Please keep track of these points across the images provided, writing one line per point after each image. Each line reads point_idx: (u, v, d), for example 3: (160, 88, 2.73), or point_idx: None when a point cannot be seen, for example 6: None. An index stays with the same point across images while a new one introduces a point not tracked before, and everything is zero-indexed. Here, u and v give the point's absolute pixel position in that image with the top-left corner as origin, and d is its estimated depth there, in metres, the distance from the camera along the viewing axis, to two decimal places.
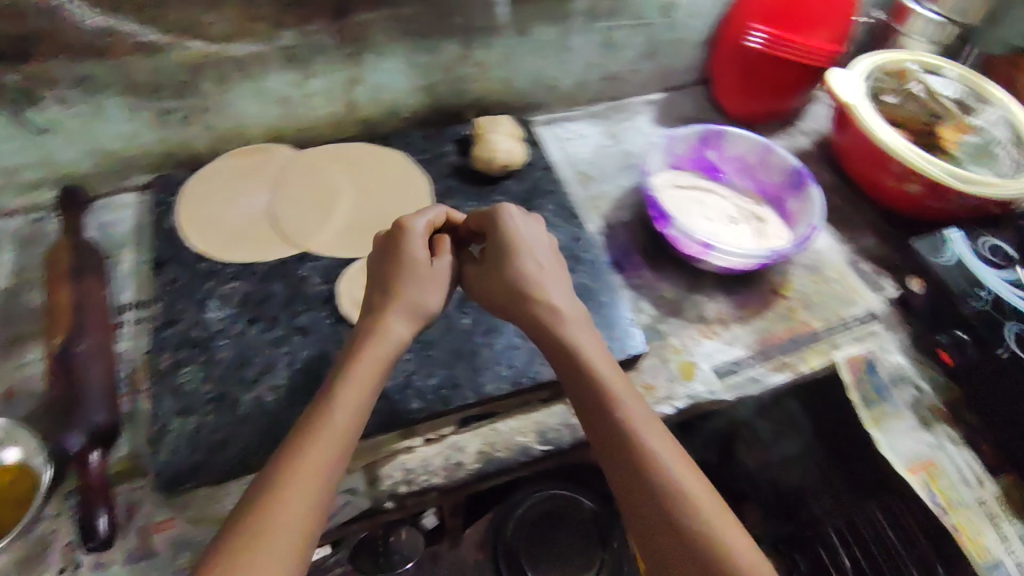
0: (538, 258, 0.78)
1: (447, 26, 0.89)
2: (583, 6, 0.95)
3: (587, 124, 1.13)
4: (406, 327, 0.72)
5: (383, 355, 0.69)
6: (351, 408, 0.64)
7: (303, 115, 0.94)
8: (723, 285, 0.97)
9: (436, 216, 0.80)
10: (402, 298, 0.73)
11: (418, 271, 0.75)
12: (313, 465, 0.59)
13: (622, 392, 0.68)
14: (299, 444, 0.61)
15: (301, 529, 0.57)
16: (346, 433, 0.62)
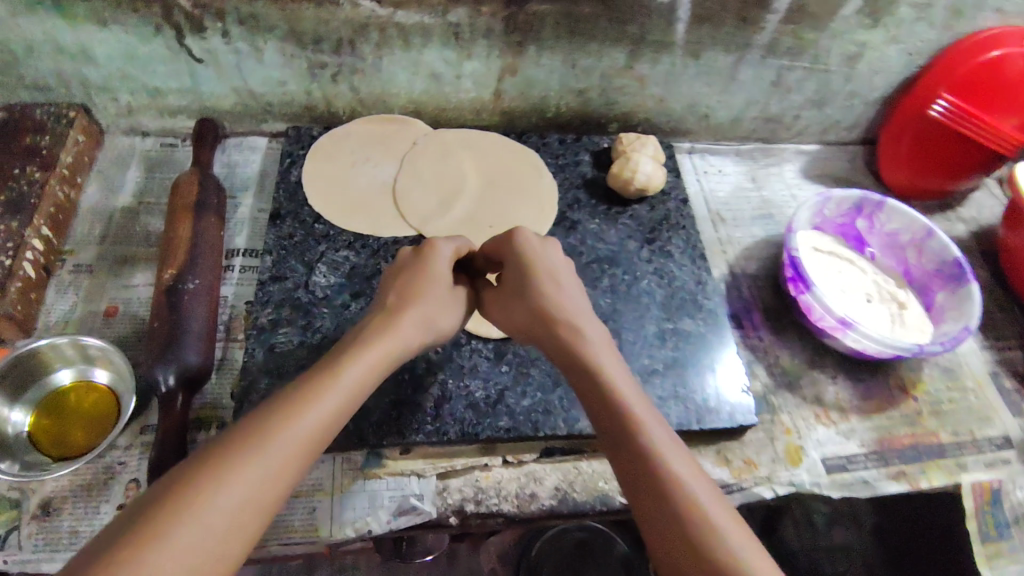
0: (561, 286, 0.68)
1: (618, 33, 0.85)
2: (764, 40, 0.89)
3: (731, 162, 1.05)
4: (421, 331, 0.63)
5: (406, 336, 0.60)
6: (365, 369, 0.54)
7: (448, 95, 0.91)
8: (849, 369, 0.87)
9: (460, 241, 0.72)
10: (420, 299, 0.64)
11: (435, 290, 0.66)
12: (310, 422, 0.48)
13: (655, 423, 0.56)
14: (308, 387, 0.50)
15: (273, 479, 0.45)
16: (355, 392, 0.53)
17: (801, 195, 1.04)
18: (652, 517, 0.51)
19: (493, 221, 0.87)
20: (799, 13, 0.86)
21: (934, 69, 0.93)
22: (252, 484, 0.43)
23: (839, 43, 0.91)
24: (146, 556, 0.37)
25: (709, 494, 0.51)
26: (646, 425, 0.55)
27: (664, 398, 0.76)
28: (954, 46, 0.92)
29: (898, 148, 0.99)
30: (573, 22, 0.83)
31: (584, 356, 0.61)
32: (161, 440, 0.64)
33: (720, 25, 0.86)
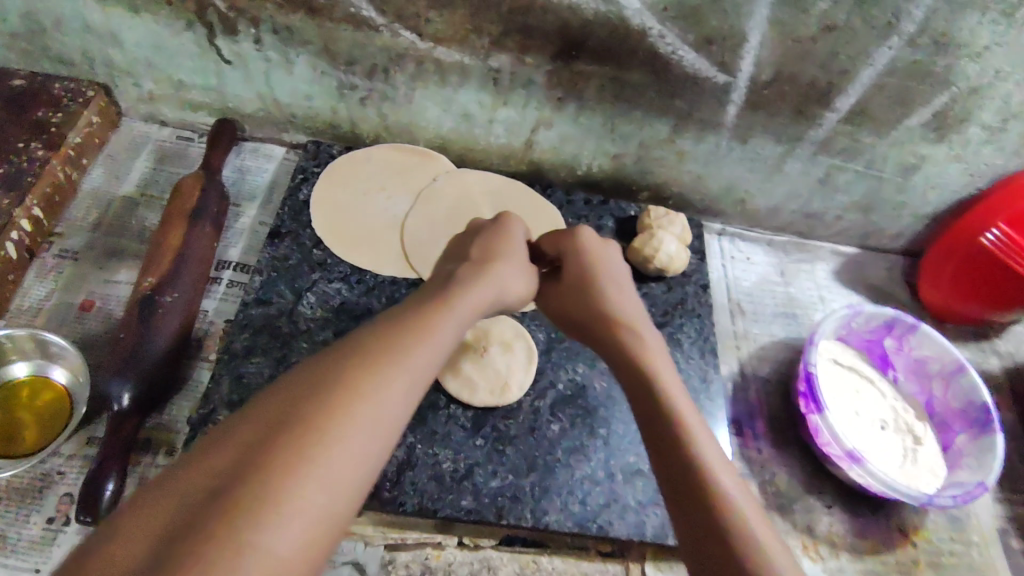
0: (623, 287, 0.68)
1: (665, 105, 0.80)
2: (817, 136, 0.83)
3: (761, 251, 1.00)
4: (512, 280, 0.60)
5: (501, 284, 0.58)
6: (467, 308, 0.51)
7: (478, 136, 0.87)
8: (848, 500, 0.81)
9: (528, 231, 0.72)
10: (505, 256, 0.62)
11: (518, 254, 0.64)
12: (425, 346, 0.44)
13: (699, 422, 0.54)
14: (414, 320, 0.46)
15: (404, 411, 0.41)
16: (461, 325, 0.49)
17: (830, 298, 0.97)
18: (689, 508, 0.48)
19: None
20: (860, 116, 0.80)
21: (994, 195, 0.86)
22: (390, 412, 0.39)
23: (897, 153, 0.85)
24: (311, 466, 0.34)
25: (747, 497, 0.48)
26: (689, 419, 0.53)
27: (644, 504, 0.70)
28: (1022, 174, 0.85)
29: (942, 269, 0.93)
30: (618, 87, 0.78)
31: (638, 351, 0.60)
32: (93, 466, 0.61)
33: (774, 114, 0.81)
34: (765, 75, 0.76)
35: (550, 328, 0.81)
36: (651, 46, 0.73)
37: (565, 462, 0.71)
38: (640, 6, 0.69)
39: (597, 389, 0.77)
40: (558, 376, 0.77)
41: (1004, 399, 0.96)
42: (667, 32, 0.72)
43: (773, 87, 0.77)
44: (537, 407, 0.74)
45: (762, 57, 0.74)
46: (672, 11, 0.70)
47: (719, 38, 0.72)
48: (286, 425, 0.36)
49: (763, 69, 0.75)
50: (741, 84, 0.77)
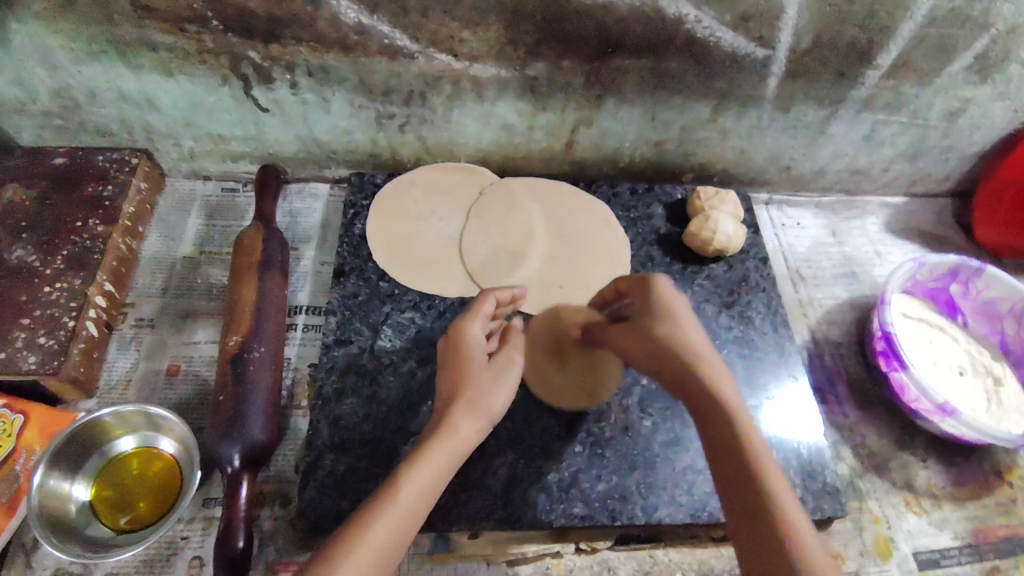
0: (688, 317, 0.63)
1: (705, 87, 0.80)
2: (860, 94, 0.83)
3: (811, 214, 0.99)
4: (474, 427, 0.57)
5: (461, 438, 0.56)
6: (422, 483, 0.51)
7: (518, 145, 0.87)
8: (941, 450, 0.81)
9: (486, 306, 0.66)
10: (467, 401, 0.58)
11: (477, 375, 0.61)
12: (368, 552, 0.47)
13: (775, 473, 0.52)
14: (366, 511, 0.49)
15: None
16: (417, 510, 0.51)
17: (886, 252, 0.97)
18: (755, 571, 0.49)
19: (562, 279, 0.82)
20: (901, 68, 0.80)
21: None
22: None
23: (941, 99, 0.84)
24: None
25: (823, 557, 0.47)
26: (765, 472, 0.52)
27: None
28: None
29: (995, 200, 0.93)
30: (657, 77, 0.79)
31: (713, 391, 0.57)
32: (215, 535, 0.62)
33: (815, 80, 0.80)
34: (805, 42, 0.76)
35: None
36: (688, 33, 0.74)
37: (665, 457, 0.72)
38: None
39: None
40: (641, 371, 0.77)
41: None
42: (703, 16, 0.72)
43: (812, 54, 0.77)
44: (628, 406, 0.75)
45: (800, 26, 0.74)
46: None
47: (755, 13, 0.72)
48: None
49: (802, 37, 0.75)
50: (780, 56, 0.77)
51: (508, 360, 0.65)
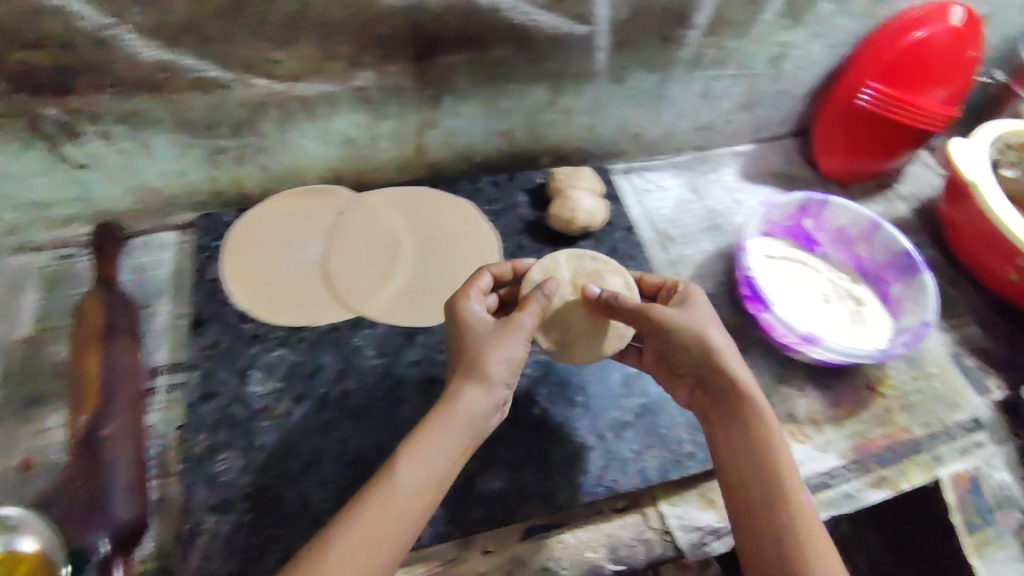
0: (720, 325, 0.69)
1: (538, 71, 0.80)
2: (687, 55, 0.85)
3: (670, 175, 1.02)
4: (476, 397, 0.61)
5: (459, 412, 0.59)
6: (417, 469, 0.56)
7: (367, 157, 0.85)
8: (815, 378, 0.87)
9: (481, 279, 0.70)
10: (466, 366, 0.62)
11: (473, 348, 0.63)
12: (378, 519, 0.53)
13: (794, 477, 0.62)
14: (365, 494, 0.55)
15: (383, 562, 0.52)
16: (421, 486, 0.56)
17: (744, 199, 1.02)
18: (766, 560, 0.58)
19: (434, 284, 0.82)
20: (719, 24, 0.83)
21: (876, 40, 0.92)
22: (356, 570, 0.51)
23: (763, 47, 0.88)
24: None
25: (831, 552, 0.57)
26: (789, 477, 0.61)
27: (642, 450, 0.74)
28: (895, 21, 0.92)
29: (833, 127, 0.98)
30: (488, 68, 0.78)
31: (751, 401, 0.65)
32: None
33: (640, 48, 0.82)
34: (624, 12, 0.77)
35: None
36: (505, 20, 0.73)
37: (557, 441, 0.74)
38: None
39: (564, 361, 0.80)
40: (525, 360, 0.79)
41: (923, 237, 1.02)
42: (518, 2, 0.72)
43: (631, 23, 0.78)
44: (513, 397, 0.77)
45: None
46: None
47: None
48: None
49: (620, 8, 0.76)
50: (603, 29, 0.78)
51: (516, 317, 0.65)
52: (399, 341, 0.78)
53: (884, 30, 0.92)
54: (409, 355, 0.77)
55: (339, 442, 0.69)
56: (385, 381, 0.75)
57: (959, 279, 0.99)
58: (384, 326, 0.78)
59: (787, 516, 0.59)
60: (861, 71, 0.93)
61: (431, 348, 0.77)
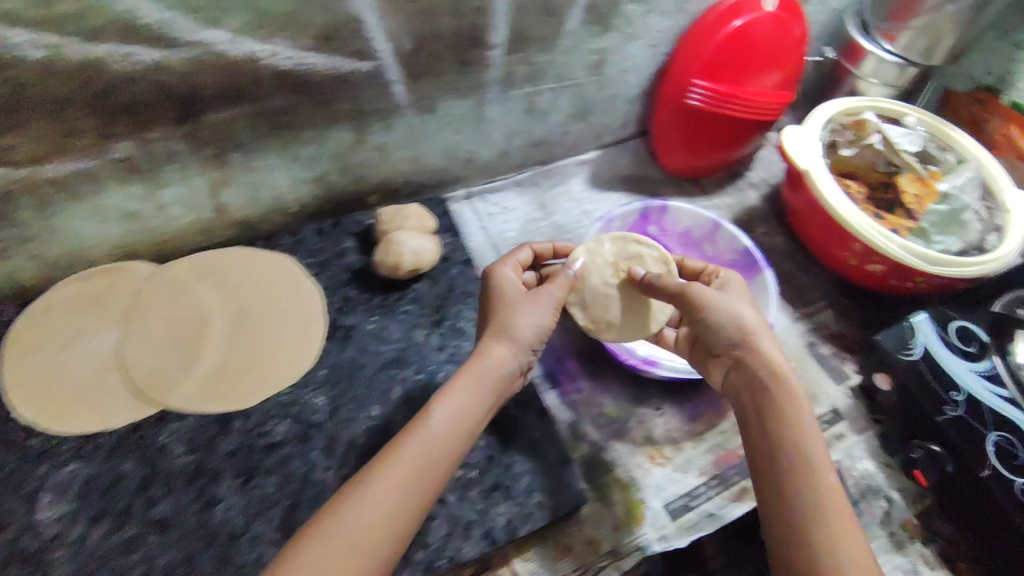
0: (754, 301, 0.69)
1: (331, 113, 0.73)
2: (497, 75, 0.80)
3: (513, 194, 0.98)
4: (502, 362, 0.63)
5: (483, 372, 0.62)
6: (448, 412, 0.59)
7: (159, 227, 0.77)
8: (673, 394, 0.84)
9: (520, 256, 0.75)
10: (498, 329, 0.66)
11: (501, 309, 0.68)
12: (402, 474, 0.55)
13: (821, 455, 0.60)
14: (397, 441, 0.58)
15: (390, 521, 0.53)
16: (444, 445, 0.58)
17: (592, 210, 0.99)
18: (783, 531, 0.58)
19: (250, 359, 0.76)
20: (523, 41, 0.77)
21: (692, 36, 0.88)
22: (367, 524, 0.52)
23: (578, 56, 0.83)
24: None
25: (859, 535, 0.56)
26: (814, 455, 0.59)
27: (486, 508, 0.71)
28: (707, 12, 0.89)
29: (669, 127, 0.95)
30: (270, 119, 0.70)
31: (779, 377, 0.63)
32: None
33: (441, 75, 0.76)
34: (407, 44, 0.70)
35: (328, 387, 0.76)
36: (270, 68, 0.65)
37: None
38: (227, 35, 0.60)
39: (398, 424, 0.74)
40: (357, 430, 0.73)
41: (771, 225, 1.03)
42: (277, 47, 0.63)
43: (423, 52, 0.72)
44: (345, 476, 0.70)
45: (391, 30, 0.67)
46: (268, 26, 0.61)
47: (334, 31, 0.64)
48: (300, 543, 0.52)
49: (402, 39, 0.69)
50: (390, 63, 0.71)
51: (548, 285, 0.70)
52: (211, 432, 0.71)
53: (699, 24, 0.88)
54: (224, 445, 0.71)
55: (144, 560, 0.63)
56: (196, 481, 0.69)
57: (808, 264, 0.99)
58: (194, 416, 0.72)
59: (801, 483, 0.58)
60: (685, 68, 0.89)
61: (249, 433, 0.72)
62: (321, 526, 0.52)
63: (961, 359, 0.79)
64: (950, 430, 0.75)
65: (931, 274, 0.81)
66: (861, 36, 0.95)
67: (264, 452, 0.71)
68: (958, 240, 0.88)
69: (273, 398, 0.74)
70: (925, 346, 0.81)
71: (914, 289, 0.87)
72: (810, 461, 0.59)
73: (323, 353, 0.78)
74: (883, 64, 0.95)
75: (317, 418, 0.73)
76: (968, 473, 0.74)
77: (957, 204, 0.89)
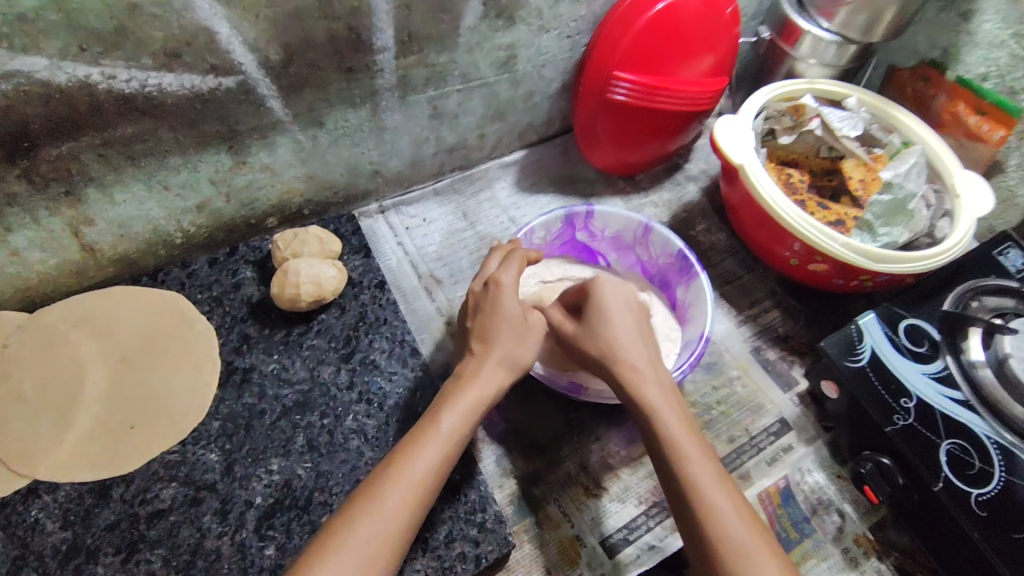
0: (630, 312, 0.67)
1: (199, 135, 0.65)
2: (389, 80, 0.72)
3: (433, 205, 0.90)
4: (509, 370, 0.62)
5: (494, 378, 0.60)
6: (460, 421, 0.57)
7: (19, 274, 0.68)
8: (610, 416, 0.77)
9: (522, 263, 0.68)
10: (507, 333, 0.63)
11: (510, 326, 0.63)
12: (420, 473, 0.53)
13: (707, 469, 0.55)
14: (405, 450, 0.54)
15: (406, 523, 0.50)
16: (459, 441, 0.56)
17: (520, 216, 0.92)
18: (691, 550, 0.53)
19: (132, 415, 0.68)
20: (413, 42, 0.70)
21: (613, 20, 0.80)
22: (387, 527, 0.50)
23: (481, 54, 0.76)
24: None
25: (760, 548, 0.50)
26: (693, 472, 0.55)
27: (399, 567, 0.63)
28: None
29: (593, 120, 0.87)
30: (126, 147, 0.62)
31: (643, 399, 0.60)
32: None
33: (323, 85, 0.68)
34: (275, 54, 0.62)
35: (222, 440, 0.68)
36: (110, 93, 0.57)
37: None
38: (47, 61, 0.53)
39: (302, 477, 0.67)
40: (252, 489, 0.66)
41: (712, 221, 0.96)
42: (114, 69, 0.56)
43: (297, 62, 0.64)
44: (241, 541, 0.63)
45: (252, 40, 0.60)
46: (95, 46, 0.54)
47: (182, 45, 0.57)
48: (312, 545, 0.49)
49: (267, 50, 0.62)
50: (258, 76, 0.63)
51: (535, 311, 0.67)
52: (88, 503, 0.64)
53: (620, 6, 0.80)
54: (102, 519, 0.63)
55: None
56: (70, 561, 0.61)
57: (752, 261, 0.93)
58: (69, 486, 0.64)
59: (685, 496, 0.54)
60: (606, 55, 0.81)
61: (130, 503, 0.64)
62: (339, 524, 0.50)
63: (910, 360, 0.74)
64: (899, 439, 0.70)
65: (875, 271, 0.76)
66: (796, 16, 0.89)
67: (149, 521, 0.63)
68: (905, 229, 0.82)
69: (157, 459, 0.66)
70: (873, 348, 0.75)
71: (860, 287, 0.81)
72: (692, 482, 0.54)
73: (217, 403, 0.70)
74: (821, 43, 0.89)
75: (211, 477, 0.66)
76: (921, 484, 0.68)
77: (902, 192, 0.83)
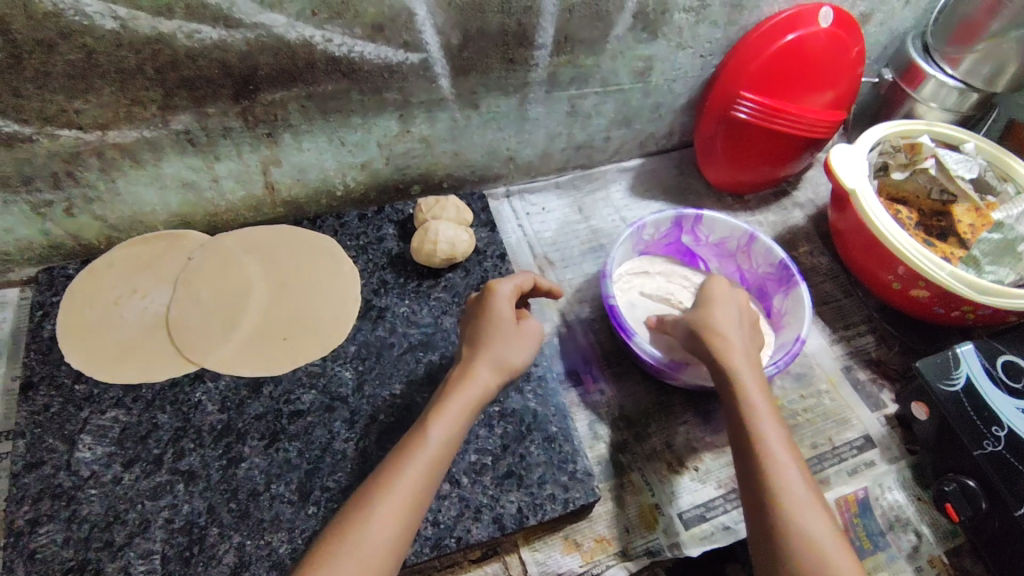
0: (728, 305, 0.68)
1: (378, 102, 0.77)
2: (542, 76, 0.83)
3: (553, 196, 1.00)
4: (499, 375, 0.62)
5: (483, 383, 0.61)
6: (448, 429, 0.58)
7: (212, 199, 0.81)
8: (699, 403, 0.82)
9: (523, 280, 0.71)
10: (490, 343, 0.63)
11: (503, 331, 0.64)
12: (403, 487, 0.54)
13: (783, 449, 0.59)
14: (399, 458, 0.56)
15: (391, 532, 0.53)
16: (446, 449, 0.58)
17: (631, 217, 0.99)
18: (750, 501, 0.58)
19: (285, 328, 0.78)
20: (567, 43, 0.80)
21: (747, 42, 0.87)
22: (376, 539, 0.52)
23: (623, 62, 0.85)
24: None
25: (817, 514, 0.55)
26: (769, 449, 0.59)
27: (496, 495, 0.70)
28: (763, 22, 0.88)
29: (714, 135, 0.94)
30: (321, 102, 0.74)
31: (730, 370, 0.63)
32: None
33: (487, 71, 0.79)
34: (455, 39, 0.73)
35: (357, 362, 0.77)
36: (324, 53, 0.69)
37: None
38: (285, 19, 0.65)
39: (420, 404, 0.75)
40: (377, 406, 0.74)
41: (815, 245, 1.01)
42: (332, 34, 0.68)
43: (470, 48, 0.75)
44: (364, 448, 0.71)
45: (440, 24, 0.71)
46: (323, 13, 0.66)
47: (386, 22, 0.69)
48: (315, 548, 0.53)
49: (449, 34, 0.73)
50: (437, 56, 0.75)
51: (527, 320, 0.67)
52: (243, 394, 0.74)
53: (755, 31, 0.87)
54: (252, 409, 0.73)
55: (170, 505, 0.67)
56: (223, 438, 0.71)
57: (851, 286, 0.97)
58: (228, 377, 0.75)
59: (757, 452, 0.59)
60: (736, 73, 0.88)
61: (277, 400, 0.74)
62: (336, 530, 0.53)
63: (1006, 393, 0.75)
64: (988, 466, 0.71)
65: (976, 302, 0.78)
66: (922, 60, 0.93)
67: (290, 418, 0.73)
68: (1013, 271, 0.85)
69: (301, 368, 0.76)
70: (969, 377, 0.76)
71: (960, 319, 0.83)
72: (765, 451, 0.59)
73: (354, 330, 0.80)
74: (944, 88, 0.93)
75: (344, 391, 0.75)
76: (1005, 512, 0.70)
77: (1012, 233, 0.86)
